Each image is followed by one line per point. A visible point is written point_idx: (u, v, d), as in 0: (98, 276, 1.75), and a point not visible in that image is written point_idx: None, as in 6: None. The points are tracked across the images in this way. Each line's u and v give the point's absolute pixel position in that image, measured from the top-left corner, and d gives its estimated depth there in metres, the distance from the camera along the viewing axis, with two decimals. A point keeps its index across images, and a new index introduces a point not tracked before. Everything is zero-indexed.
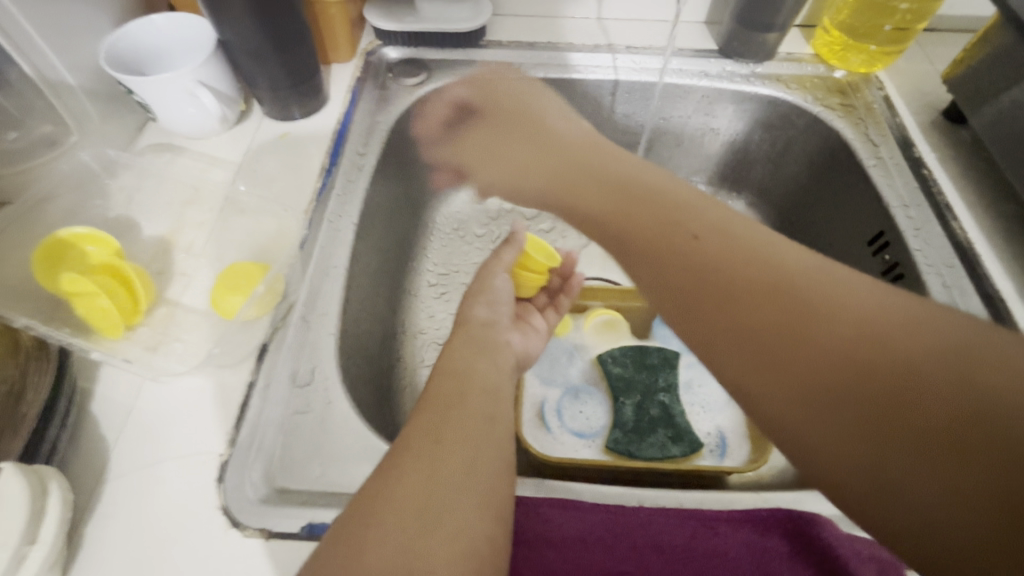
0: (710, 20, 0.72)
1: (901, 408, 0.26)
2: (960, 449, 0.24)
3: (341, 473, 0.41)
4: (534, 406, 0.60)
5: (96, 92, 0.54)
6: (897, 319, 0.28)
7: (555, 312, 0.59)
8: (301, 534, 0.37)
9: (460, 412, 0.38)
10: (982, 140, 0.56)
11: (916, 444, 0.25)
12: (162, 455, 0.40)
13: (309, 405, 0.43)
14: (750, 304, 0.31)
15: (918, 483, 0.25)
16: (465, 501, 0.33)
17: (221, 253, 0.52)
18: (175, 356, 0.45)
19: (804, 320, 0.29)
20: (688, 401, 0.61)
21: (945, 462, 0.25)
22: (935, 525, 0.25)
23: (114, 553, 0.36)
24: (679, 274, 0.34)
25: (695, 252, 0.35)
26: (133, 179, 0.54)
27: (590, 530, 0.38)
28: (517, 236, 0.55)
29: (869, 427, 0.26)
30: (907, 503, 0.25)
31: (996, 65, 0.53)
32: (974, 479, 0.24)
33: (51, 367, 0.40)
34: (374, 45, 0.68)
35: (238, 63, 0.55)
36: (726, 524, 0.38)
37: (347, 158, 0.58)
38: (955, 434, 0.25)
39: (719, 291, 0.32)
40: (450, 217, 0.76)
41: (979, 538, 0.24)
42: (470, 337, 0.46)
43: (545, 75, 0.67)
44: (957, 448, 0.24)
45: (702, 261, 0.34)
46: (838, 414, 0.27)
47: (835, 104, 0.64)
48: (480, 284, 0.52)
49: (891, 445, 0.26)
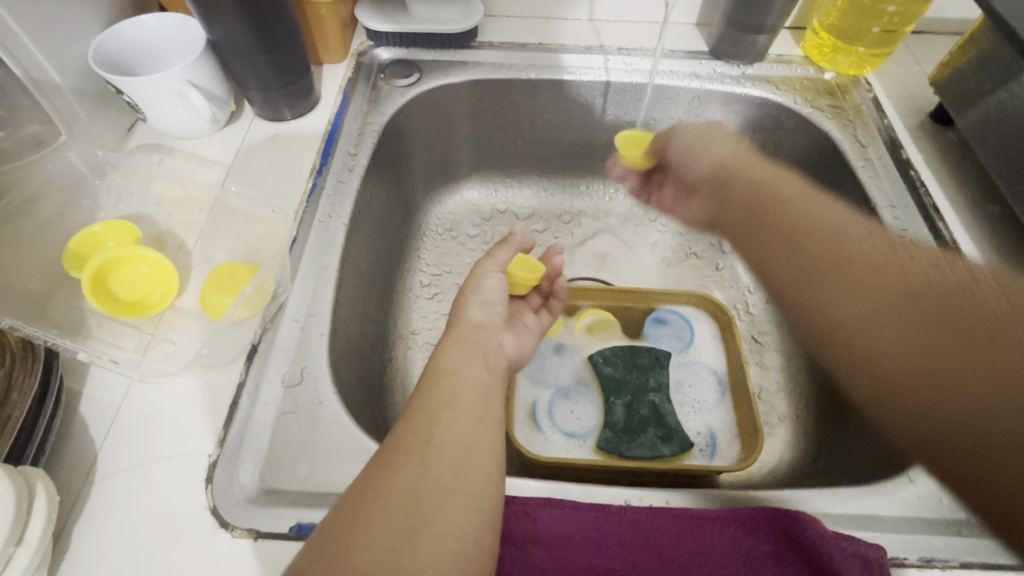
0: (701, 22, 0.72)
1: (920, 323, 0.48)
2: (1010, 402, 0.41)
3: (330, 472, 0.41)
4: (525, 406, 0.60)
5: (84, 92, 0.54)
6: (938, 290, 0.48)
7: (548, 315, 0.59)
8: (288, 534, 0.37)
9: (452, 411, 0.38)
10: (968, 142, 0.56)
11: (934, 364, 0.46)
12: (150, 455, 0.40)
13: (298, 405, 0.43)
14: (879, 259, 0.52)
15: (969, 381, 0.44)
16: (454, 501, 0.33)
17: (209, 254, 0.51)
18: (164, 357, 0.45)
19: (917, 279, 0.49)
20: (678, 401, 0.62)
21: (976, 382, 0.43)
22: (947, 421, 0.43)
23: (100, 554, 0.36)
24: (838, 256, 0.54)
25: (824, 233, 0.56)
26: (122, 180, 0.54)
27: (577, 529, 0.39)
28: (515, 238, 0.57)
29: (942, 340, 0.46)
30: (957, 384, 0.44)
31: (982, 68, 0.54)
32: (1000, 419, 0.41)
33: (38, 366, 0.40)
34: (366, 46, 0.68)
35: (228, 63, 0.55)
36: (712, 523, 0.39)
37: (338, 158, 0.58)
38: (988, 347, 0.44)
39: (827, 246, 0.56)
40: (443, 218, 0.76)
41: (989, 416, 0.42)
42: (462, 337, 0.46)
43: (536, 76, 0.67)
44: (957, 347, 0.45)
45: (849, 247, 0.54)
46: (914, 342, 0.48)
47: (824, 106, 0.64)
48: (471, 285, 0.52)
49: (937, 341, 0.46)
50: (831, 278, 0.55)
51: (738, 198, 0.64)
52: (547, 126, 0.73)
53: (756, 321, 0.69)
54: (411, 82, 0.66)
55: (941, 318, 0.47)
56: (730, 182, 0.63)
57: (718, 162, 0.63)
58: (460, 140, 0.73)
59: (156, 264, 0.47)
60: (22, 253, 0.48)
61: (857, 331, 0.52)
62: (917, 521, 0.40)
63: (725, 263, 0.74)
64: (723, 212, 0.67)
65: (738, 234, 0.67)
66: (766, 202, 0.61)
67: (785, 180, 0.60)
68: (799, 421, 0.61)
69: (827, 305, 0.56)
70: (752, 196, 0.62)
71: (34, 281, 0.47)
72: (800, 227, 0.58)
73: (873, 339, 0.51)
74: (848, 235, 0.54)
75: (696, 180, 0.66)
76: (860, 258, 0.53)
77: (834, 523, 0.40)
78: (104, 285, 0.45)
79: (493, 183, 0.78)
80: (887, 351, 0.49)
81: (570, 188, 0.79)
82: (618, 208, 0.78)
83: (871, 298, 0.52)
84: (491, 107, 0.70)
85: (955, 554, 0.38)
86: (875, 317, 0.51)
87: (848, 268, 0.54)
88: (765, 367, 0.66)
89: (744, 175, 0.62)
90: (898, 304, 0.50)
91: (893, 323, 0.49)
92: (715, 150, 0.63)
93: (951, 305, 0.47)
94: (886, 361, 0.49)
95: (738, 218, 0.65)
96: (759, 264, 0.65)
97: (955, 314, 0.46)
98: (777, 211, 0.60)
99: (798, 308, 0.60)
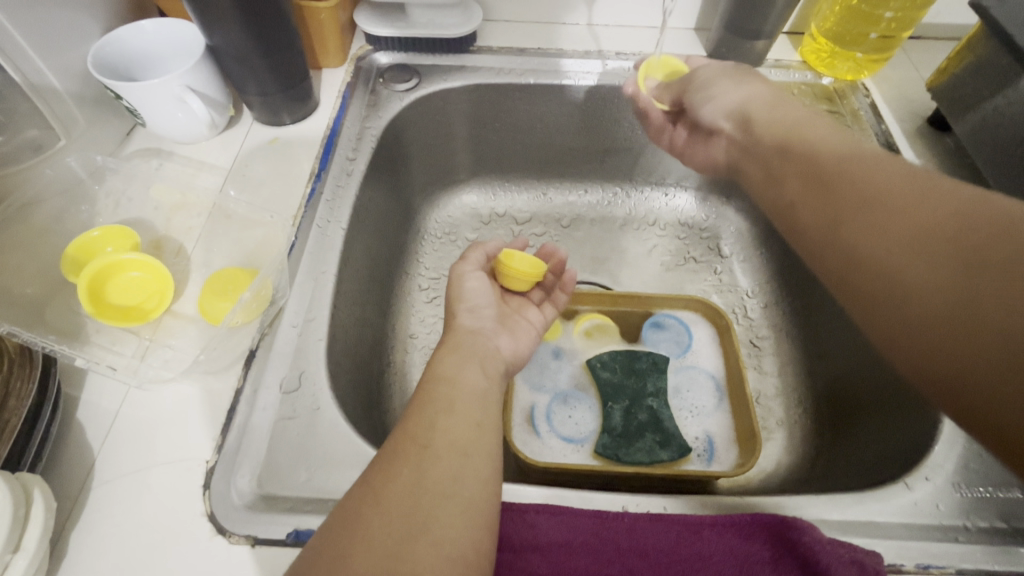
0: (699, 28, 0.73)
1: (946, 251, 0.31)
2: (997, 314, 0.27)
3: (328, 479, 0.41)
4: (523, 411, 0.60)
5: (83, 97, 0.54)
6: (921, 202, 0.34)
7: (553, 307, 0.57)
8: (286, 541, 0.37)
9: (450, 417, 0.38)
10: (965, 147, 0.56)
11: (930, 284, 0.31)
12: (148, 461, 0.40)
13: (296, 411, 0.43)
14: (833, 172, 0.40)
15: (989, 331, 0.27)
16: (451, 506, 0.33)
17: (208, 259, 0.51)
18: (162, 362, 0.45)
19: (882, 184, 0.36)
20: (676, 405, 0.62)
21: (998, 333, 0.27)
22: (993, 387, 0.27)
23: (97, 560, 0.36)
24: (806, 171, 0.42)
25: (799, 147, 0.44)
26: (122, 185, 0.54)
27: (575, 535, 0.39)
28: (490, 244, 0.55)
29: (967, 271, 0.29)
30: (972, 333, 0.28)
31: (979, 73, 0.54)
32: (983, 339, 0.27)
33: (35, 372, 0.39)
34: (365, 51, 0.69)
35: (228, 69, 0.55)
36: (710, 529, 0.39)
37: (337, 163, 0.58)
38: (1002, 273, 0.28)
39: (801, 159, 0.43)
40: (442, 222, 0.76)
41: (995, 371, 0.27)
42: (458, 344, 0.46)
43: (535, 80, 0.67)
44: (989, 267, 0.29)
45: (818, 159, 0.41)
46: (884, 253, 0.34)
47: (823, 111, 0.65)
48: (456, 288, 0.51)
49: (972, 273, 0.29)
50: (806, 195, 0.41)
51: (764, 142, 0.47)
52: (545, 130, 0.73)
53: (755, 325, 0.69)
54: (410, 86, 0.66)
55: (926, 237, 0.32)
56: (754, 120, 0.49)
57: (739, 103, 0.51)
58: (459, 144, 0.73)
59: (143, 265, 0.47)
60: (21, 259, 0.48)
61: (856, 258, 0.35)
62: (915, 527, 0.40)
63: (723, 267, 0.74)
64: (750, 164, 0.49)
65: (766, 172, 0.47)
66: (793, 136, 0.45)
67: (815, 121, 0.46)
68: (796, 426, 0.61)
69: (837, 228, 0.37)
70: (784, 135, 0.46)
71: (33, 285, 0.47)
72: (787, 141, 0.45)
73: (892, 279, 0.33)
74: (823, 148, 0.42)
75: (712, 126, 0.54)
76: (832, 167, 0.40)
77: (831, 529, 0.40)
78: (106, 300, 0.45)
79: (492, 187, 0.78)
80: (893, 278, 0.33)
81: (568, 192, 0.79)
82: (616, 212, 0.78)
83: (896, 220, 0.34)
84: (490, 111, 0.70)
85: (952, 561, 0.38)
86: (855, 237, 0.36)
87: (812, 180, 0.41)
88: (763, 372, 0.66)
89: (775, 116, 0.48)
90: (892, 222, 0.34)
91: (903, 247, 0.33)
92: (742, 88, 0.51)
93: (953, 216, 0.32)
94: (891, 290, 0.33)
95: (764, 165, 0.47)
96: (772, 203, 0.45)
97: (962, 230, 0.31)
98: (792, 139, 0.45)
99: (815, 242, 0.39)
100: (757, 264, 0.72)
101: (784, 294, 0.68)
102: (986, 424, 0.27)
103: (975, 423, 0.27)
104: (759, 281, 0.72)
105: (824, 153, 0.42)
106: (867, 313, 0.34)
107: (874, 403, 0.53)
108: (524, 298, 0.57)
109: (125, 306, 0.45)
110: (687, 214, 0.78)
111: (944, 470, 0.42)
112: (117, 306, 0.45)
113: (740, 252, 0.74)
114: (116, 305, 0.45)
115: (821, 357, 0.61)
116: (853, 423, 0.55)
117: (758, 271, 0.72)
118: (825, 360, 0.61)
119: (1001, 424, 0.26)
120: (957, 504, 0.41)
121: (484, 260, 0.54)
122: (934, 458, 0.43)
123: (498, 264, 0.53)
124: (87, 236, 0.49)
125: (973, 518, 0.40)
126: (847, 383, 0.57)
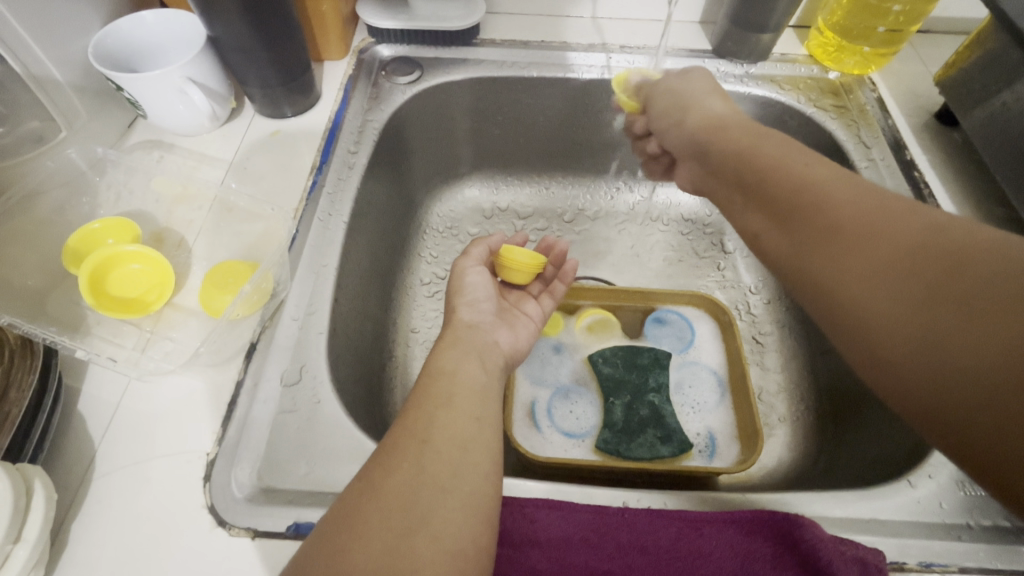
0: (705, 20, 0.72)
1: (918, 276, 0.30)
2: (971, 343, 0.27)
3: (327, 472, 0.41)
4: (524, 406, 0.60)
5: (85, 88, 0.53)
6: (890, 225, 0.33)
7: (551, 298, 0.57)
8: (286, 533, 0.37)
9: (449, 411, 0.38)
10: (973, 143, 0.56)
11: (899, 313, 0.30)
12: (149, 453, 0.40)
13: (297, 404, 0.43)
14: (799, 189, 0.38)
15: (963, 359, 0.27)
16: (451, 501, 0.33)
17: (209, 251, 0.51)
18: (162, 355, 0.45)
19: (850, 205, 0.35)
20: (678, 401, 0.62)
21: (972, 362, 0.26)
22: (968, 415, 0.26)
23: (97, 552, 0.36)
24: (770, 191, 0.40)
25: (763, 161, 0.42)
26: (123, 177, 0.54)
27: (575, 531, 0.38)
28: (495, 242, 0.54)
29: (940, 299, 0.29)
30: (946, 361, 0.27)
31: (987, 68, 0.54)
32: (957, 368, 0.27)
33: (37, 364, 0.39)
34: (367, 43, 0.68)
35: (229, 60, 0.55)
36: (710, 525, 0.39)
37: (338, 156, 0.58)
38: (977, 302, 0.27)
39: (765, 173, 0.41)
40: (444, 216, 0.76)
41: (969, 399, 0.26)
42: (458, 338, 0.45)
43: (538, 73, 0.67)
44: (962, 295, 0.28)
45: (780, 181, 0.40)
46: (853, 280, 0.33)
47: (828, 106, 0.64)
48: (456, 283, 0.51)
49: (946, 302, 0.29)
50: (772, 219, 0.40)
51: (727, 165, 0.46)
52: (548, 124, 0.72)
53: (758, 321, 0.69)
54: (412, 79, 0.65)
55: (898, 262, 0.31)
56: (711, 144, 0.48)
57: (719, 121, 0.49)
58: (461, 138, 0.73)
59: (142, 257, 0.47)
60: (21, 250, 0.48)
61: (825, 281, 0.34)
62: (917, 525, 0.40)
63: (726, 263, 0.74)
64: (714, 187, 0.48)
65: (729, 194, 0.45)
66: (751, 153, 0.44)
67: (768, 137, 0.44)
68: (799, 423, 0.60)
69: (806, 255, 0.36)
70: (749, 156, 0.43)
71: (34, 277, 0.47)
72: (748, 153, 0.44)
73: (865, 303, 0.32)
74: (785, 165, 0.41)
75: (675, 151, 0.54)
76: (799, 184, 0.38)
77: (833, 526, 0.40)
78: (106, 292, 0.45)
79: (494, 181, 0.78)
80: (866, 307, 0.32)
81: (570, 187, 0.78)
82: (619, 207, 0.78)
83: (865, 244, 0.33)
84: (492, 104, 0.70)
85: (955, 559, 0.38)
86: (824, 259, 0.35)
87: (775, 204, 0.40)
88: (765, 368, 0.65)
89: (730, 140, 0.46)
90: (861, 246, 0.33)
91: (875, 272, 0.32)
92: (708, 109, 0.51)
93: (923, 243, 0.31)
94: (865, 318, 0.32)
95: (727, 185, 0.46)
96: (741, 228, 0.44)
97: (932, 257, 0.30)
98: (752, 157, 0.43)
99: (786, 262, 0.38)
100: (760, 261, 0.72)
101: (787, 291, 0.68)
102: (967, 453, 0.26)
103: (955, 451, 0.27)
104: (763, 277, 0.71)
105: (786, 169, 0.40)
106: (844, 339, 0.33)
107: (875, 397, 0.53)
108: (524, 290, 0.56)
109: (125, 299, 0.45)
110: (689, 209, 0.77)
111: (948, 468, 0.42)
112: (116, 300, 0.45)
113: (744, 248, 0.74)
114: (114, 298, 0.45)
115: (824, 354, 0.61)
116: (857, 419, 0.54)
117: (762, 267, 0.72)
118: (828, 356, 0.60)
119: (976, 453, 0.26)
120: (961, 502, 0.41)
121: (485, 255, 0.53)
122: (937, 456, 0.43)
123: (499, 258, 0.53)
124: (87, 226, 0.49)
125: (977, 516, 0.40)
126: (847, 381, 0.57)
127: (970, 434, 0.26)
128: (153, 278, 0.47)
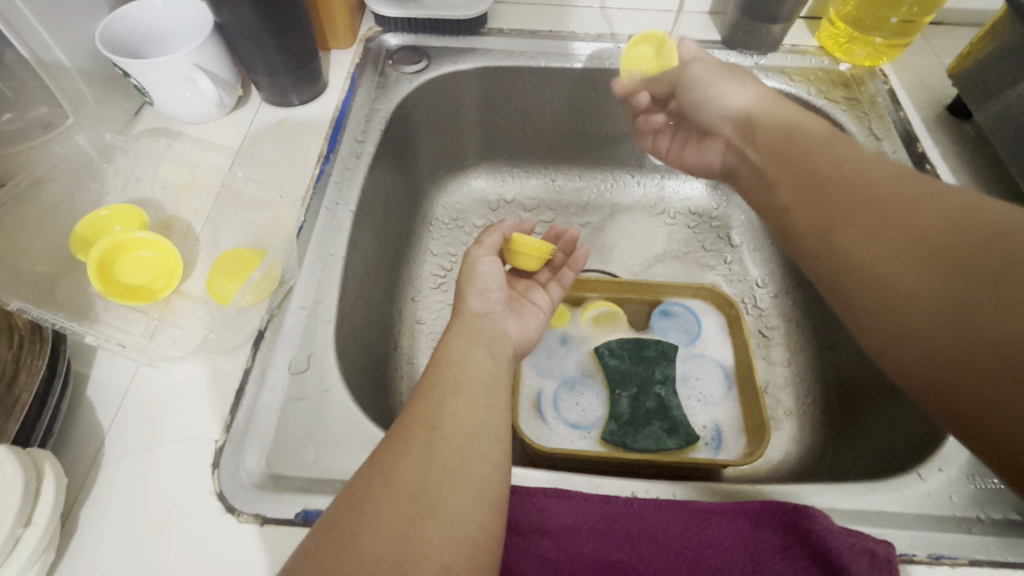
0: (714, 12, 0.71)
1: (939, 258, 0.30)
2: (990, 324, 0.27)
3: (335, 460, 0.41)
4: (531, 397, 0.60)
5: (92, 74, 0.53)
6: (915, 208, 0.33)
7: (559, 286, 0.57)
8: (295, 521, 0.37)
9: (458, 399, 0.38)
10: (987, 136, 0.55)
11: (918, 293, 0.30)
12: (157, 440, 0.40)
13: (305, 392, 0.43)
14: (826, 175, 0.39)
15: (980, 338, 0.27)
16: (460, 487, 0.33)
17: (215, 239, 0.51)
18: (170, 342, 0.45)
19: (876, 189, 0.36)
20: (684, 394, 0.62)
21: (990, 342, 0.27)
22: (982, 393, 0.27)
23: (104, 537, 0.36)
24: (800, 173, 0.41)
25: (793, 148, 0.43)
26: (129, 164, 0.54)
27: (584, 520, 0.38)
28: (506, 224, 0.53)
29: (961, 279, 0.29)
30: (962, 339, 0.28)
31: (1002, 59, 0.53)
32: (977, 350, 0.27)
33: (45, 351, 0.39)
34: (374, 32, 0.68)
35: (236, 47, 0.54)
36: (719, 515, 0.38)
37: (345, 145, 0.57)
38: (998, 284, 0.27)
39: (794, 158, 0.42)
40: (450, 208, 0.76)
41: (986, 377, 0.27)
42: (467, 328, 0.45)
43: (546, 64, 0.67)
44: (983, 278, 0.28)
45: (810, 163, 0.41)
46: (875, 262, 0.33)
47: (839, 98, 0.64)
48: (467, 273, 0.50)
49: (966, 283, 0.29)
50: (795, 202, 0.41)
51: (761, 143, 0.46)
52: (556, 114, 0.72)
53: (765, 314, 0.68)
54: (419, 68, 0.65)
55: (921, 243, 0.32)
56: (743, 123, 0.49)
57: (741, 108, 0.50)
58: (468, 128, 0.72)
59: (152, 244, 0.47)
60: (28, 236, 0.48)
61: (847, 262, 0.35)
62: (929, 518, 0.40)
63: (733, 256, 0.73)
64: (739, 167, 0.49)
65: (757, 178, 0.46)
66: (787, 138, 0.44)
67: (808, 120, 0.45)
68: (805, 417, 0.60)
69: (828, 235, 0.37)
70: (782, 140, 0.45)
71: (42, 263, 0.47)
72: (782, 137, 0.45)
73: (884, 283, 0.32)
74: (815, 152, 0.41)
75: (699, 130, 0.54)
76: (829, 169, 0.39)
77: (842, 518, 0.40)
78: (114, 279, 0.45)
79: (500, 173, 0.78)
80: (887, 288, 0.32)
81: (577, 179, 0.78)
82: (625, 200, 0.78)
83: (890, 226, 0.33)
84: (500, 95, 0.69)
85: (966, 552, 0.38)
86: (847, 241, 0.35)
87: (803, 187, 0.40)
88: (772, 362, 0.65)
89: (771, 119, 0.47)
90: (884, 229, 0.34)
91: (898, 255, 0.32)
92: (732, 93, 0.51)
93: (947, 226, 0.31)
94: (883, 298, 0.32)
95: (758, 170, 0.46)
96: (764, 208, 0.45)
97: (957, 238, 0.30)
98: (784, 142, 0.44)
99: (807, 243, 0.39)
100: (767, 254, 0.72)
101: (795, 284, 0.67)
102: (980, 429, 0.27)
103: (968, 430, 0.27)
104: (771, 270, 0.71)
105: (816, 155, 0.41)
106: (860, 319, 0.34)
107: (884, 390, 0.52)
108: (531, 279, 0.57)
109: (133, 288, 0.45)
110: (696, 202, 0.77)
111: (958, 460, 0.42)
112: (125, 292, 0.44)
113: (752, 242, 0.74)
114: (124, 291, 0.44)
115: (833, 347, 0.60)
116: (865, 412, 0.54)
117: (770, 261, 0.71)
118: (836, 350, 0.60)
119: (990, 432, 0.26)
120: (971, 495, 0.40)
121: (500, 243, 0.52)
122: (947, 449, 0.43)
123: (508, 245, 0.53)
124: (91, 214, 0.49)
125: (987, 509, 0.40)
126: (856, 374, 0.56)
127: (983, 413, 0.26)
128: (161, 263, 0.46)
